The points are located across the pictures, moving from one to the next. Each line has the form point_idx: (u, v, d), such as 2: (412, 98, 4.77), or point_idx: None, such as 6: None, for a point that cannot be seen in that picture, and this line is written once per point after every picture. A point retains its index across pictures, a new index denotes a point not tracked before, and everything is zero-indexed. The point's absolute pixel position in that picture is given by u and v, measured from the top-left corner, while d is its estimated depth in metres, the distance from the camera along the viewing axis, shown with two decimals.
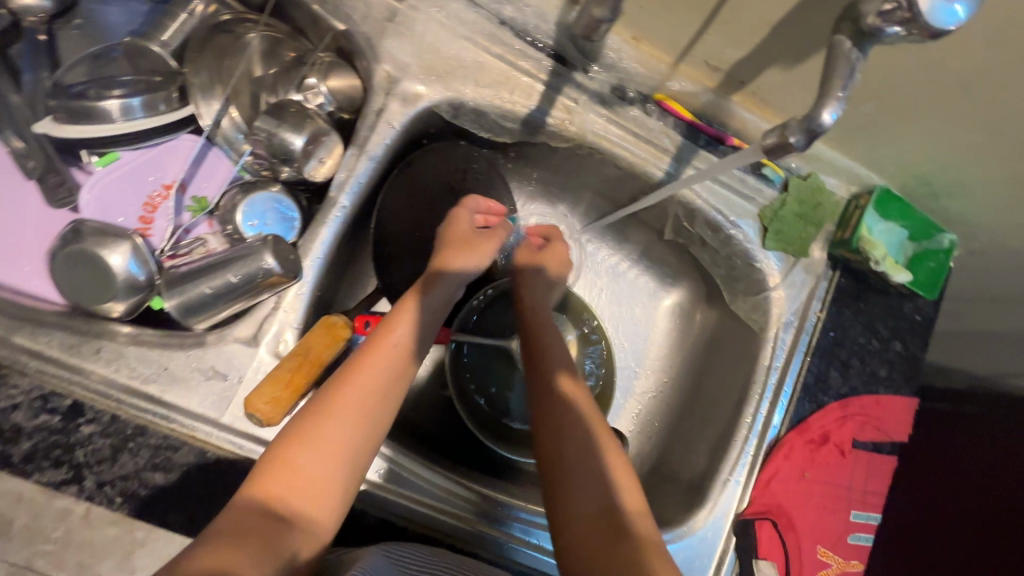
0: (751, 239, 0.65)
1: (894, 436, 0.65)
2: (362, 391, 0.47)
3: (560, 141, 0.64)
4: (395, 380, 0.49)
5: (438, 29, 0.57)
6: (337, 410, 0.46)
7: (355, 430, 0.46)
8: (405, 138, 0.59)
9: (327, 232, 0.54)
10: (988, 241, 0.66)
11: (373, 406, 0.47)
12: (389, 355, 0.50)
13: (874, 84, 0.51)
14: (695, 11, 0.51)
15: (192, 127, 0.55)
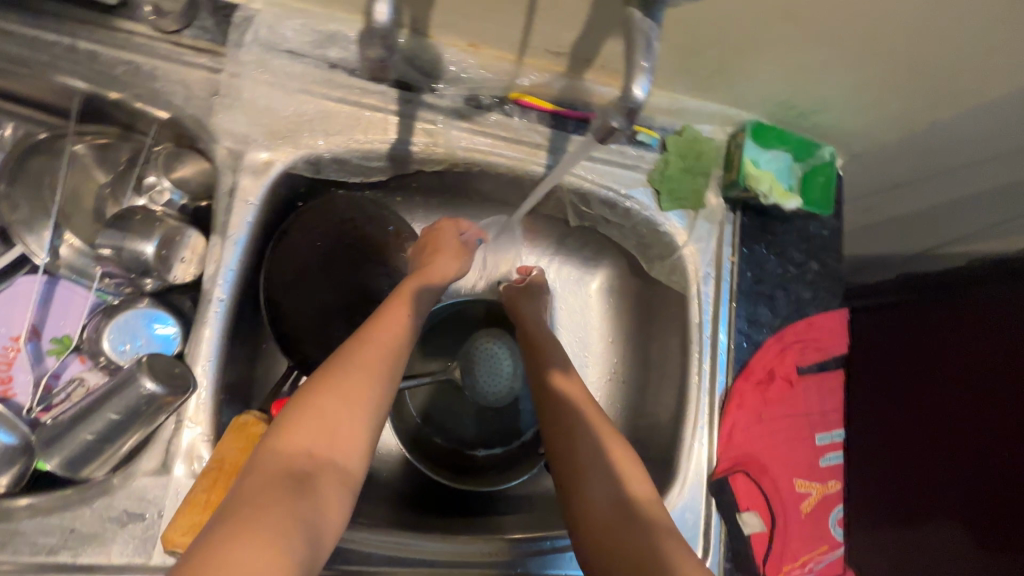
0: (647, 206, 0.65)
1: (834, 350, 0.66)
2: (363, 381, 0.46)
3: (433, 165, 0.61)
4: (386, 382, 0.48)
5: (269, 90, 0.54)
6: (337, 403, 0.45)
7: (358, 420, 0.45)
8: (270, 208, 0.56)
9: (211, 332, 0.51)
10: (866, 143, 0.68)
11: (365, 414, 0.45)
12: (374, 359, 0.48)
13: (706, 31, 0.50)
14: (514, 7, 0.50)
15: (29, 268, 0.52)
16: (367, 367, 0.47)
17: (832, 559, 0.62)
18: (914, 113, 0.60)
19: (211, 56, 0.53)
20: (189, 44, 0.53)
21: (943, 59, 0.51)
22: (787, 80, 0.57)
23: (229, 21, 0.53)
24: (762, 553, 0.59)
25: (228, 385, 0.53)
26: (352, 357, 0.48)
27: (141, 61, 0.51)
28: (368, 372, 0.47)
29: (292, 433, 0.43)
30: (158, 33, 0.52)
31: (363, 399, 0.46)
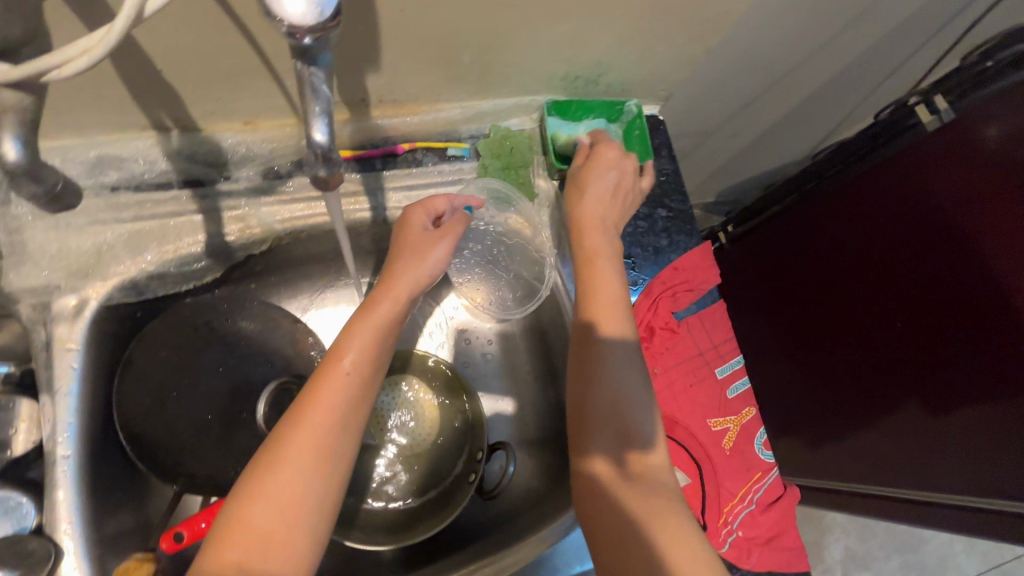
0: (484, 212, 0.67)
1: (708, 284, 0.66)
2: (315, 470, 0.41)
3: (259, 245, 0.61)
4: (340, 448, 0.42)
5: (56, 233, 0.53)
6: (283, 500, 0.39)
7: (311, 494, 0.40)
8: (101, 345, 0.55)
9: (66, 492, 0.49)
10: (666, 84, 0.70)
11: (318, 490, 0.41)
12: (325, 427, 0.42)
13: (446, 42, 0.51)
14: (256, 77, 0.50)
15: None
16: (318, 452, 0.41)
17: (771, 482, 0.62)
18: (687, 45, 0.62)
19: None
20: None
21: None
22: (553, 56, 0.58)
23: None
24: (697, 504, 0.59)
25: (108, 535, 0.51)
26: (295, 437, 0.41)
27: None
28: (318, 460, 0.41)
29: (223, 539, 0.38)
30: None
31: (312, 492, 0.41)
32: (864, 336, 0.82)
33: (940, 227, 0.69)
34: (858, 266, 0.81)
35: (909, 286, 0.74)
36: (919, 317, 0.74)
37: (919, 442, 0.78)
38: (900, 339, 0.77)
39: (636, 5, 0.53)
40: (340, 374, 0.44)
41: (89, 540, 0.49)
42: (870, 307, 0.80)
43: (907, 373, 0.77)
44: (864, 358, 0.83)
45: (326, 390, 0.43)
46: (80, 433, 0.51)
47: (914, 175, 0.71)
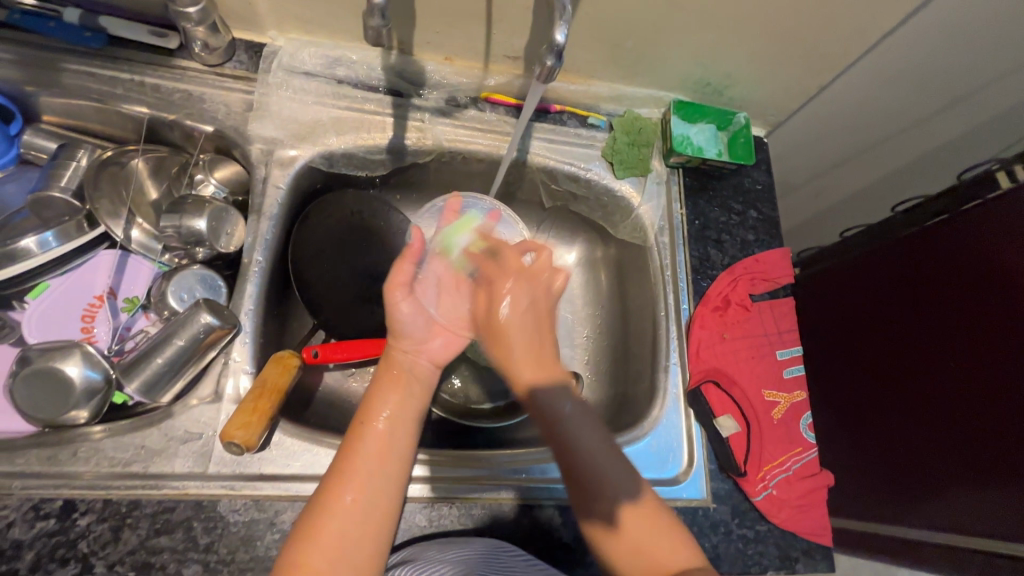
0: (604, 175, 0.78)
1: (782, 280, 0.76)
2: (355, 519, 0.47)
3: (424, 156, 0.75)
4: (394, 454, 0.51)
5: (291, 103, 0.69)
6: (336, 541, 0.46)
7: (384, 486, 0.49)
8: (295, 195, 0.69)
9: (252, 287, 0.62)
10: (778, 111, 0.82)
11: (388, 484, 0.50)
12: (379, 437, 0.51)
13: (625, 25, 0.65)
14: (474, 21, 0.65)
15: (109, 243, 0.63)
16: (359, 502, 0.48)
17: (809, 459, 0.68)
18: (805, 77, 0.75)
19: (245, 82, 0.68)
20: (229, 74, 0.68)
21: (810, 26, 0.65)
22: (695, 59, 0.71)
23: (260, 55, 0.69)
24: (743, 455, 0.66)
25: (266, 335, 0.63)
26: (358, 445, 0.51)
27: (192, 89, 0.66)
28: (361, 503, 0.48)
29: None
30: (206, 67, 0.67)
31: (358, 537, 0.47)
32: (911, 409, 0.84)
33: (983, 295, 0.76)
34: (911, 340, 0.86)
35: (954, 357, 0.79)
36: (965, 384, 0.77)
37: (965, 502, 0.76)
38: (946, 409, 0.79)
39: (776, 29, 0.66)
40: (373, 430, 0.52)
41: (257, 329, 0.61)
42: (919, 382, 0.83)
43: (953, 440, 0.78)
44: (909, 431, 0.84)
45: (360, 442, 0.51)
46: (271, 250, 0.65)
47: (970, 255, 0.78)
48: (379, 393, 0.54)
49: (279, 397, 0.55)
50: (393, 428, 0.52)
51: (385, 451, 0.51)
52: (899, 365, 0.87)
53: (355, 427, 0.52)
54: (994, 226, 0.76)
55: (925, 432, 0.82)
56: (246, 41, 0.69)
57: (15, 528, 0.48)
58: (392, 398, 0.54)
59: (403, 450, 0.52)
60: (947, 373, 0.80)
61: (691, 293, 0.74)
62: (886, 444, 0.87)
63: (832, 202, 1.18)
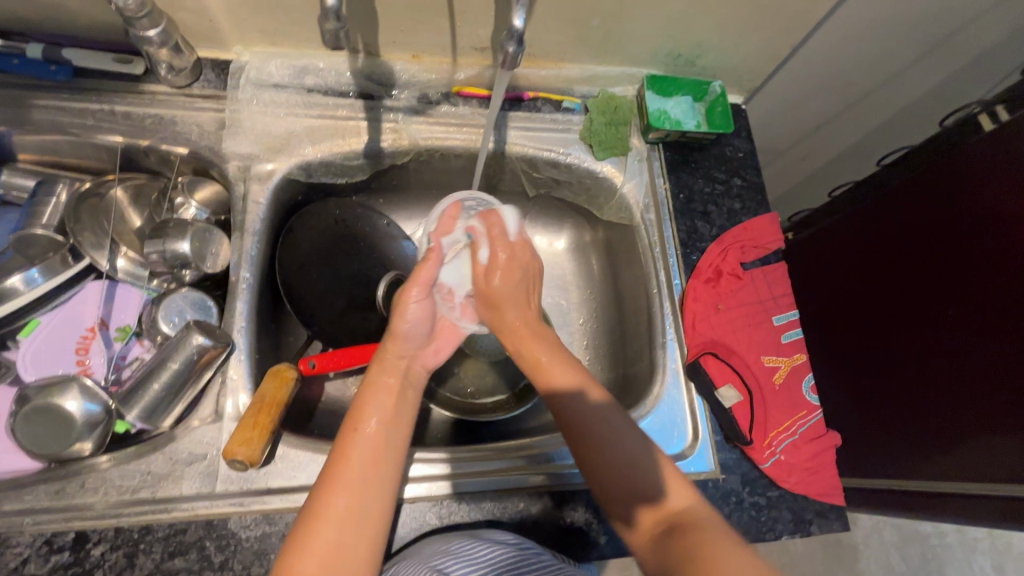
0: (584, 158, 0.77)
1: (773, 245, 0.75)
2: (348, 524, 0.46)
3: (402, 157, 0.75)
4: (391, 450, 0.50)
5: (262, 116, 0.69)
6: (331, 545, 0.44)
7: (376, 490, 0.48)
8: (277, 209, 0.69)
9: (242, 305, 0.62)
10: (752, 76, 0.81)
11: (380, 482, 0.49)
12: (371, 439, 0.50)
13: (589, 5, 0.65)
14: (437, 16, 0.65)
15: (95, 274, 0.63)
16: (348, 510, 0.46)
17: (814, 421, 0.69)
18: (776, 39, 0.74)
19: (216, 100, 0.68)
20: (198, 93, 0.68)
21: None
22: (665, 31, 0.71)
23: (226, 71, 0.68)
24: (748, 423, 0.66)
25: (262, 350, 0.63)
26: (350, 448, 0.49)
27: (163, 113, 0.66)
28: (354, 507, 0.46)
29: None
30: (174, 90, 0.67)
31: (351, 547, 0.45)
32: (920, 358, 0.83)
33: (976, 225, 0.76)
34: (915, 286, 0.84)
35: (955, 292, 0.78)
36: (970, 316, 0.76)
37: (988, 447, 0.73)
38: (960, 350, 0.77)
39: None
40: (363, 433, 0.50)
41: (252, 346, 0.61)
42: (926, 328, 0.82)
43: (960, 376, 0.77)
44: (926, 378, 0.82)
45: (352, 447, 0.49)
46: (257, 266, 0.64)
47: (961, 188, 0.78)
48: (370, 396, 0.53)
49: (278, 410, 0.56)
50: (389, 427, 0.51)
51: (379, 451, 0.50)
52: (908, 314, 0.85)
53: (346, 432, 0.50)
54: (987, 160, 0.75)
55: (933, 375, 0.81)
56: (211, 59, 0.69)
57: (30, 564, 0.49)
58: (381, 401, 0.53)
59: (399, 448, 0.51)
60: (965, 317, 0.77)
61: (682, 267, 0.74)
62: (902, 397, 0.85)
63: (819, 163, 1.17)
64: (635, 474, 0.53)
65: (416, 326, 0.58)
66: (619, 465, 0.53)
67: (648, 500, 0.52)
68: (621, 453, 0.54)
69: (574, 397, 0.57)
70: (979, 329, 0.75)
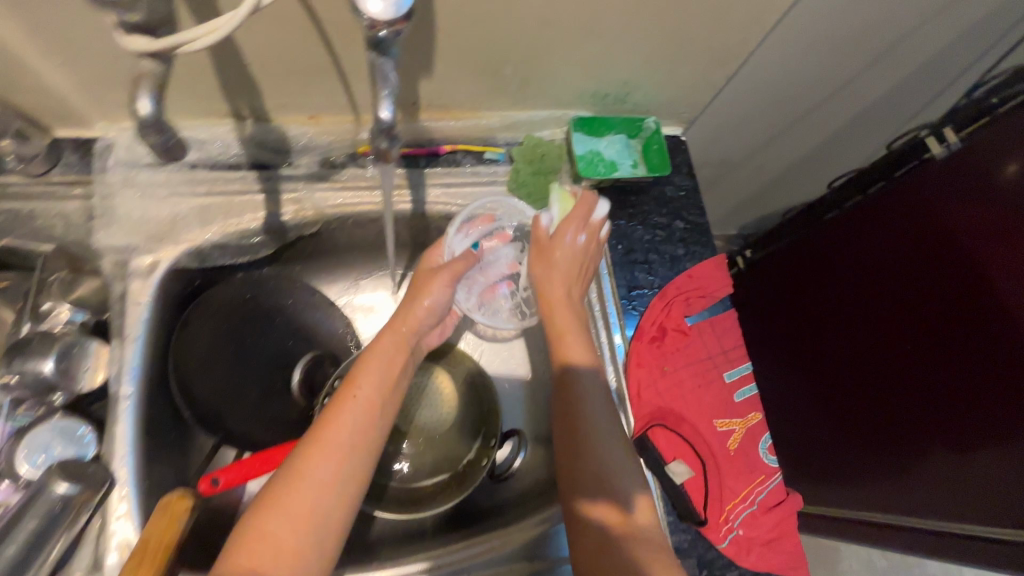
0: (513, 212, 0.71)
1: (720, 293, 0.70)
2: (326, 490, 0.47)
3: (310, 227, 0.67)
4: (329, 507, 0.47)
5: (138, 200, 0.61)
6: None
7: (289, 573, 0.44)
8: (165, 303, 0.61)
9: (124, 428, 0.55)
10: (688, 108, 0.76)
11: (305, 555, 0.45)
12: (304, 508, 0.46)
13: (494, 53, 0.58)
14: (325, 77, 0.57)
15: None
16: (323, 477, 0.48)
17: (773, 486, 0.65)
18: (707, 71, 0.68)
19: (82, 186, 0.60)
20: (58, 180, 0.59)
21: (694, 22, 0.59)
22: (586, 73, 0.64)
23: (91, 152, 0.60)
24: (702, 500, 0.61)
25: (155, 472, 0.57)
26: (273, 521, 0.45)
27: (19, 206, 0.58)
28: (338, 472, 0.49)
29: (241, 546, 0.44)
30: (29, 178, 0.58)
31: (322, 512, 0.47)
32: (875, 368, 0.79)
33: (914, 231, 0.73)
34: (872, 289, 0.79)
35: (900, 306, 0.75)
36: (916, 331, 0.73)
37: (937, 469, 0.70)
38: (912, 365, 0.73)
39: (665, 29, 0.59)
40: (298, 496, 0.46)
41: (140, 474, 0.54)
42: (881, 336, 0.78)
43: (912, 392, 0.74)
44: (880, 388, 0.78)
45: (276, 519, 0.45)
46: (140, 376, 0.57)
47: (900, 198, 0.75)
48: (320, 451, 0.49)
49: (168, 556, 0.49)
50: (331, 486, 0.48)
51: (312, 513, 0.46)
52: (864, 320, 0.80)
53: (294, 482, 0.47)
54: (947, 175, 0.69)
55: (887, 385, 0.77)
56: (74, 139, 0.60)
57: None
58: (333, 452, 0.49)
59: (337, 501, 0.48)
60: (918, 329, 0.72)
61: (624, 324, 0.67)
62: (856, 405, 0.82)
63: (773, 175, 1.13)
64: (612, 463, 0.52)
65: (441, 301, 0.62)
66: (603, 441, 0.53)
67: (619, 505, 0.51)
68: (609, 428, 0.55)
69: (583, 371, 0.57)
70: (933, 345, 0.70)
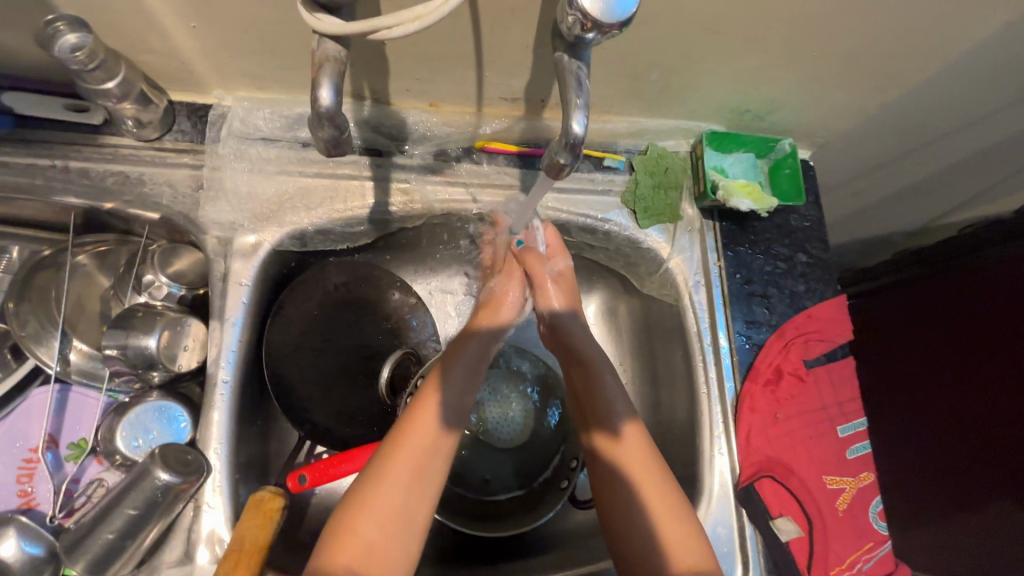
0: (626, 226, 0.66)
1: (841, 338, 0.65)
2: (412, 477, 0.45)
3: (414, 220, 0.64)
4: (428, 470, 0.46)
5: (248, 176, 0.58)
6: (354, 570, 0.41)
7: (401, 527, 0.44)
8: (264, 286, 0.59)
9: (219, 415, 0.52)
10: (828, 132, 0.69)
11: (411, 512, 0.44)
12: (405, 465, 0.45)
13: (647, 55, 0.53)
14: (463, 66, 0.53)
15: (42, 378, 0.55)
16: (427, 455, 0.47)
17: (882, 555, 0.59)
18: (865, 97, 0.61)
19: (192, 155, 0.57)
20: (170, 147, 0.56)
21: (874, 44, 0.53)
22: (734, 86, 0.58)
23: (205, 120, 0.57)
24: (806, 561, 0.57)
25: (244, 462, 0.54)
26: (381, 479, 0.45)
27: (128, 170, 0.55)
28: (422, 455, 0.46)
29: (341, 545, 0.42)
30: (142, 142, 0.56)
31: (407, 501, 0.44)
32: (961, 403, 0.74)
33: (957, 296, 0.75)
34: (973, 324, 0.73)
35: (959, 374, 0.74)
36: (968, 395, 0.73)
37: (1008, 517, 0.68)
38: (1005, 402, 0.69)
39: (839, 48, 0.53)
40: (399, 454, 0.46)
41: (233, 463, 0.52)
42: (974, 372, 0.73)
43: (983, 450, 0.71)
44: (963, 426, 0.73)
45: (382, 478, 0.45)
46: (238, 361, 0.54)
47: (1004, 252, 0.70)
48: (422, 411, 0.49)
49: (261, 558, 0.47)
50: (434, 449, 0.47)
51: (412, 475, 0.45)
52: (956, 353, 0.75)
53: (391, 442, 0.47)
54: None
55: (971, 425, 0.72)
56: (189, 104, 0.57)
57: None
58: (438, 413, 0.49)
59: (442, 463, 0.47)
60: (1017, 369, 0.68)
61: (736, 362, 0.63)
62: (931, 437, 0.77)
63: None
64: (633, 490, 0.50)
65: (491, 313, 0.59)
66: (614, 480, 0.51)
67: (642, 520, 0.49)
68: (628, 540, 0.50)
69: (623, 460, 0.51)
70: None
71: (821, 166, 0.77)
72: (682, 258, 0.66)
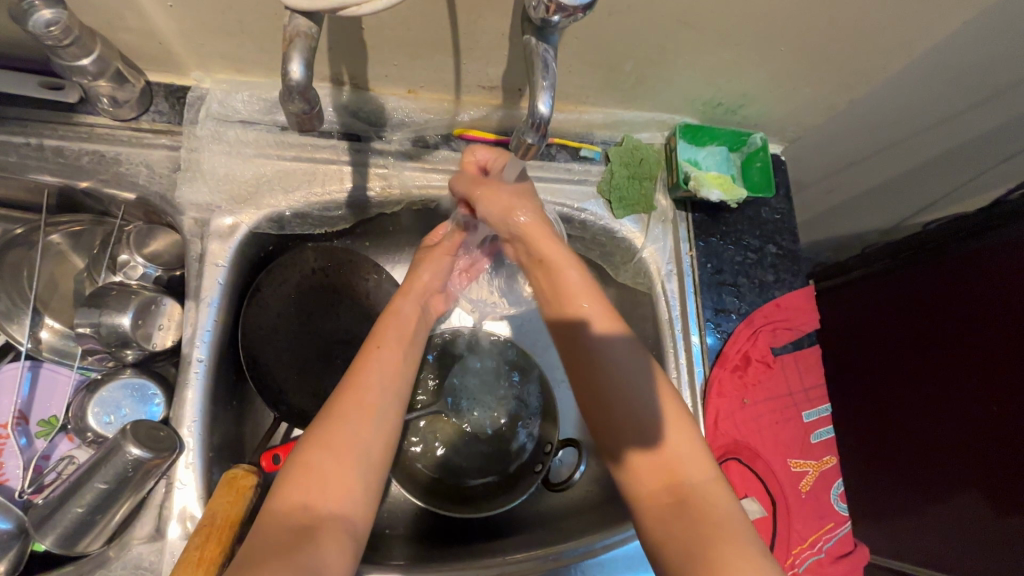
0: (601, 215, 0.67)
1: (807, 327, 0.66)
2: (367, 415, 0.47)
3: (392, 206, 0.65)
4: (380, 408, 0.48)
5: (226, 158, 0.58)
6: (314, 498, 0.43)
7: (358, 459, 0.45)
8: (240, 269, 0.59)
9: (193, 393, 0.52)
10: (798, 127, 0.71)
11: (367, 444, 0.46)
12: (359, 403, 0.48)
13: (621, 46, 0.54)
14: (440, 53, 0.54)
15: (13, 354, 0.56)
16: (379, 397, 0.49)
17: (842, 535, 0.62)
18: (833, 93, 0.63)
19: (170, 136, 0.57)
20: (148, 128, 0.57)
21: (839, 41, 0.55)
22: (705, 79, 0.60)
23: (184, 102, 0.57)
24: (769, 539, 0.59)
25: (219, 442, 0.55)
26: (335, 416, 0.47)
27: (105, 149, 0.55)
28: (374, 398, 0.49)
29: (297, 480, 0.43)
30: (118, 122, 0.56)
31: (365, 439, 0.47)
32: (917, 393, 0.77)
33: (905, 296, 0.79)
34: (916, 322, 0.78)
35: (914, 366, 0.78)
36: (920, 378, 0.77)
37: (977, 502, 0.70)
38: (954, 383, 0.73)
39: (806, 44, 0.55)
40: (353, 394, 0.48)
41: (206, 442, 0.52)
42: (921, 360, 0.77)
43: (938, 427, 0.74)
44: (918, 406, 0.77)
45: (339, 415, 0.47)
46: (214, 341, 0.55)
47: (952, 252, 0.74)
48: (370, 360, 0.51)
49: (231, 533, 0.47)
50: (388, 392, 0.50)
51: (368, 410, 0.48)
52: (905, 347, 0.79)
53: (343, 387, 0.49)
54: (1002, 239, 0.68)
55: (920, 405, 0.77)
56: (166, 86, 0.57)
57: None
58: (386, 367, 0.51)
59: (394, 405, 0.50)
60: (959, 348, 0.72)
61: (706, 349, 0.65)
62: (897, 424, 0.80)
63: None
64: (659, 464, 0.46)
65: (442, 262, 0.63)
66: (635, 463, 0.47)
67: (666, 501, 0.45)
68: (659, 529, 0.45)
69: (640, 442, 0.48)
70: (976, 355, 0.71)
71: (793, 162, 0.79)
72: (656, 249, 0.67)
